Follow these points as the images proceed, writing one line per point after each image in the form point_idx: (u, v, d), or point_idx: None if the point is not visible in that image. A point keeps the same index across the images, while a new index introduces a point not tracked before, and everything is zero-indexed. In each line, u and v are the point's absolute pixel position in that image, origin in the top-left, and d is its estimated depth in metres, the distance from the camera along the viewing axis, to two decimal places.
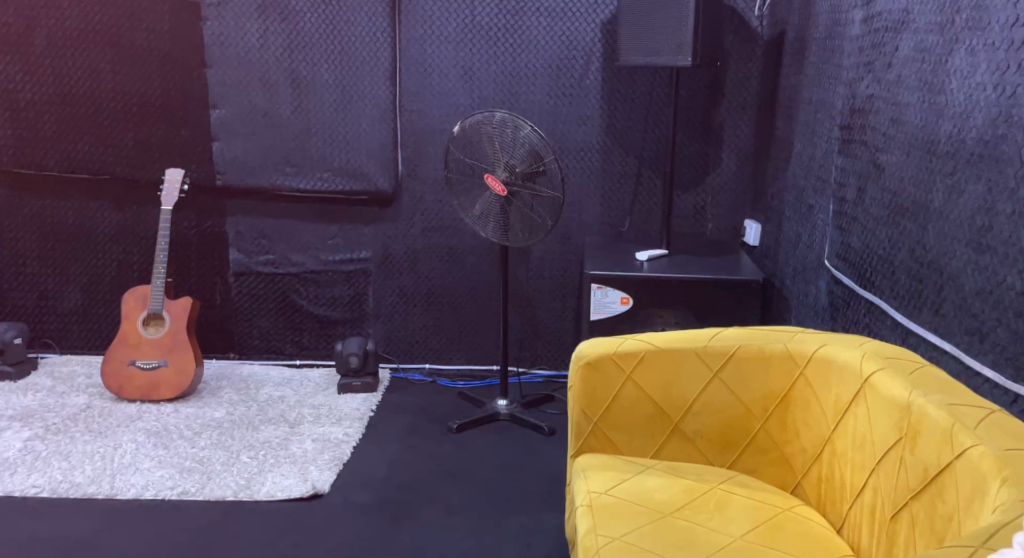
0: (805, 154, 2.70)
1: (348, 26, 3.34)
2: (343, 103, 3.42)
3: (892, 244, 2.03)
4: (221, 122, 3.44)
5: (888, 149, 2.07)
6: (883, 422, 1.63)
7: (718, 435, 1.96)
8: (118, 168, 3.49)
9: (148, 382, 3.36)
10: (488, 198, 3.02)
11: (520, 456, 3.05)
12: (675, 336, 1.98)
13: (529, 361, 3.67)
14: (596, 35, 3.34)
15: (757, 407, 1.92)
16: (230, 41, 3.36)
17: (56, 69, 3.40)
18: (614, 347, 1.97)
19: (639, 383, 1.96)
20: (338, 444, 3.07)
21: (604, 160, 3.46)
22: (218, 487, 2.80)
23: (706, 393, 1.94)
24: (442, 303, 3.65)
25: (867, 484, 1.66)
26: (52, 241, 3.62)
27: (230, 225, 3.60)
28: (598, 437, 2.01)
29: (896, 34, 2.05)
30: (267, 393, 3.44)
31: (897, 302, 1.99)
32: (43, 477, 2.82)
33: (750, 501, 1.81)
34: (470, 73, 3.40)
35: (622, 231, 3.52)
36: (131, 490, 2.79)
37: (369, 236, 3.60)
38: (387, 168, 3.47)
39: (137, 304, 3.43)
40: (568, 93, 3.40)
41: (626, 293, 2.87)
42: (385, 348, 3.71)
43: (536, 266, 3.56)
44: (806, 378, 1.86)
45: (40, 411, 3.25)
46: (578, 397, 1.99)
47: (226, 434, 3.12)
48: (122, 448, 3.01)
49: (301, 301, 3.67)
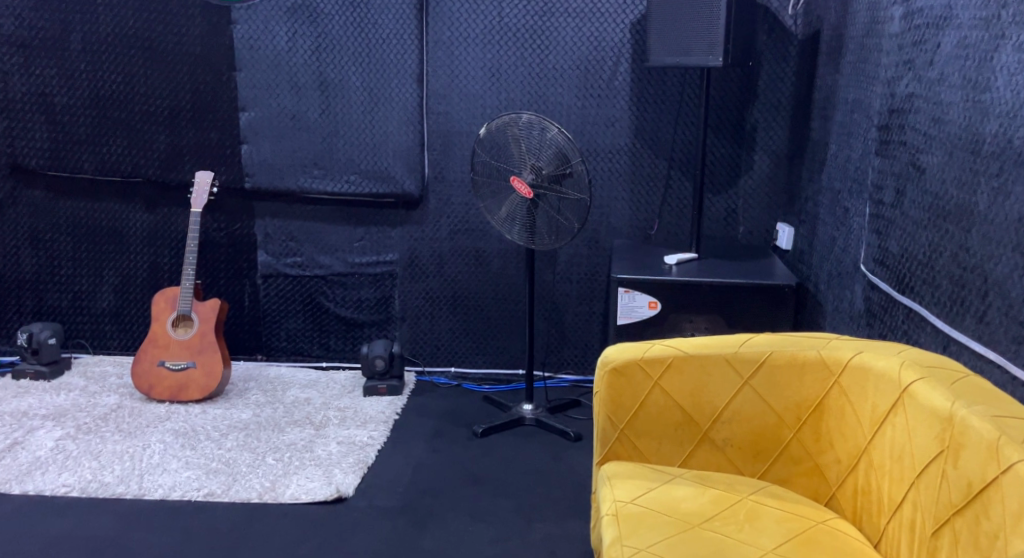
0: (841, 155, 2.63)
1: (376, 29, 3.32)
2: (371, 105, 3.40)
3: (933, 248, 1.96)
4: (250, 123, 3.43)
5: (928, 149, 2.00)
6: (923, 432, 1.57)
7: (748, 444, 1.90)
8: (150, 171, 3.50)
9: (176, 382, 3.36)
10: (515, 200, 2.98)
11: (546, 462, 3.01)
12: (705, 341, 1.93)
13: (555, 366, 3.63)
14: (625, 37, 3.29)
15: (790, 416, 1.86)
16: (260, 45, 3.35)
17: (91, 73, 3.42)
18: (641, 352, 1.93)
19: (667, 390, 1.92)
20: (363, 447, 3.05)
21: (633, 163, 3.41)
22: (244, 488, 2.79)
23: (736, 400, 1.89)
24: (468, 307, 3.62)
25: (905, 498, 1.59)
26: (86, 243, 3.63)
27: (258, 227, 3.60)
28: (624, 444, 1.97)
29: (938, 31, 1.98)
30: (294, 395, 3.43)
31: (938, 308, 1.92)
32: (73, 476, 2.83)
33: (782, 513, 1.75)
34: (497, 75, 3.37)
35: (650, 234, 3.46)
36: (159, 490, 2.78)
37: (396, 238, 3.58)
38: (414, 170, 3.44)
39: (167, 305, 3.43)
40: (596, 95, 3.35)
41: (655, 297, 2.83)
42: (411, 352, 3.69)
43: (563, 269, 3.52)
44: (841, 386, 1.80)
45: (72, 411, 3.26)
46: (605, 403, 1.95)
47: (253, 436, 3.11)
48: (151, 448, 3.01)
49: (328, 303, 3.66)
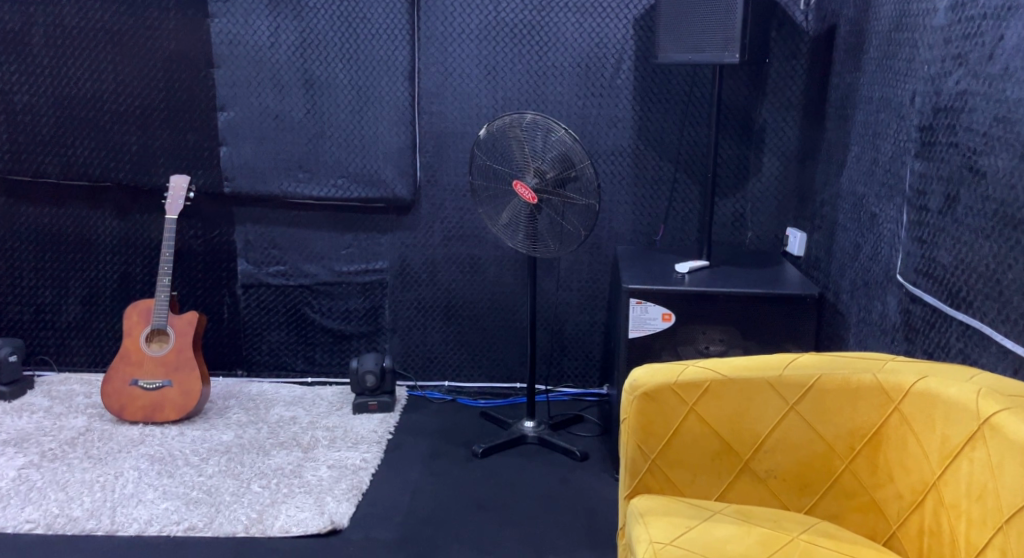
0: (866, 157, 2.48)
1: (364, 23, 3.13)
2: (359, 104, 3.20)
3: (999, 260, 1.81)
4: (229, 124, 3.22)
5: (990, 152, 1.85)
6: (1012, 471, 1.42)
7: (794, 475, 1.77)
8: (119, 174, 3.28)
9: (151, 402, 3.15)
10: (516, 205, 2.80)
11: (552, 485, 2.83)
12: (745, 362, 1.79)
13: (555, 379, 3.45)
14: (628, 32, 3.12)
15: (842, 445, 1.72)
16: (240, 40, 3.15)
17: (56, 70, 3.20)
18: (675, 375, 1.78)
19: (704, 416, 1.78)
20: (356, 472, 2.85)
21: (636, 164, 3.23)
22: (228, 520, 2.59)
23: (781, 427, 1.75)
24: (463, 317, 3.42)
25: (989, 544, 1.46)
26: (50, 252, 3.40)
27: (239, 234, 3.38)
28: (656, 475, 1.82)
29: (999, 22, 1.84)
30: (278, 414, 3.23)
31: (1007, 327, 1.78)
32: (38, 511, 2.61)
33: (839, 554, 1.61)
34: (493, 73, 3.18)
35: (655, 240, 3.29)
36: (133, 525, 2.57)
37: (386, 245, 3.38)
38: (406, 174, 3.25)
39: (140, 319, 3.21)
40: (597, 93, 3.18)
41: (668, 309, 2.65)
42: (402, 365, 3.49)
43: (563, 277, 3.34)
44: (901, 413, 1.66)
45: (36, 435, 3.04)
46: (635, 431, 1.80)
47: (235, 460, 2.91)
48: (124, 477, 2.80)
49: (315, 315, 3.45)
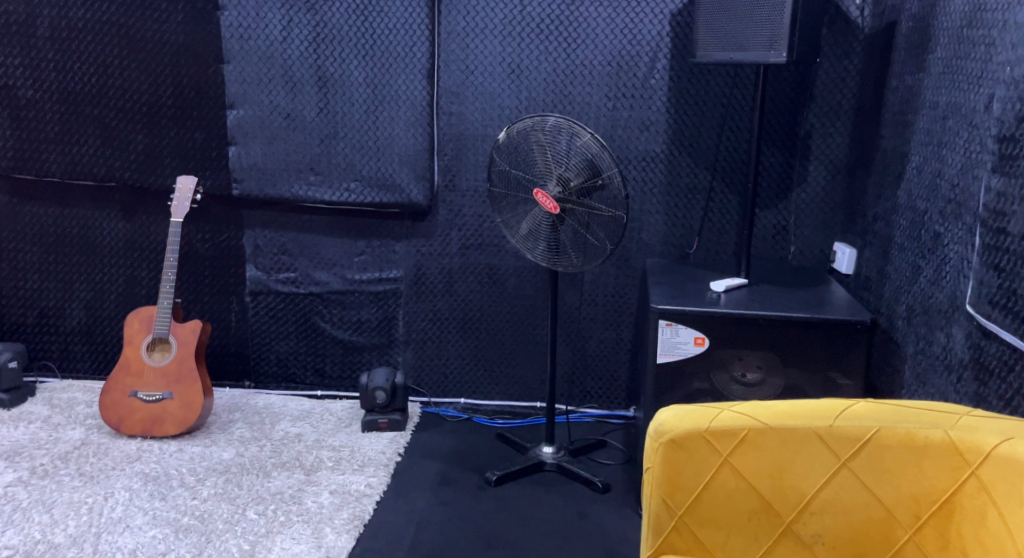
0: (927, 169, 2.22)
1: (382, 17, 2.91)
2: (375, 103, 2.99)
3: None
4: (238, 122, 3.03)
5: None
6: None
7: (844, 542, 1.57)
8: (125, 174, 3.10)
9: (151, 415, 2.96)
10: (538, 214, 2.56)
11: (572, 520, 2.60)
12: (789, 409, 1.59)
13: (578, 399, 3.21)
14: (665, 29, 2.87)
15: (906, 512, 1.53)
16: (251, 34, 2.95)
17: (60, 65, 3.02)
18: (707, 422, 1.59)
19: (740, 469, 1.58)
20: (360, 499, 2.65)
21: (670, 171, 2.99)
22: (217, 552, 2.39)
23: (832, 486, 1.56)
24: (480, 330, 3.20)
25: None
26: (53, 253, 3.23)
27: (247, 238, 3.19)
28: (683, 533, 1.62)
29: None
30: (283, 430, 3.03)
31: None
32: (18, 536, 2.43)
33: None
34: (518, 71, 2.95)
35: (689, 253, 3.05)
36: (116, 555, 2.38)
37: (401, 253, 3.16)
38: (422, 177, 3.03)
39: (142, 328, 3.02)
40: (630, 95, 2.94)
41: (701, 333, 2.40)
42: (415, 381, 3.27)
43: (588, 290, 3.10)
44: (980, 480, 1.47)
45: (29, 448, 2.87)
46: (660, 483, 1.61)
47: (233, 482, 2.72)
48: (114, 498, 2.62)
49: (325, 325, 3.25)
